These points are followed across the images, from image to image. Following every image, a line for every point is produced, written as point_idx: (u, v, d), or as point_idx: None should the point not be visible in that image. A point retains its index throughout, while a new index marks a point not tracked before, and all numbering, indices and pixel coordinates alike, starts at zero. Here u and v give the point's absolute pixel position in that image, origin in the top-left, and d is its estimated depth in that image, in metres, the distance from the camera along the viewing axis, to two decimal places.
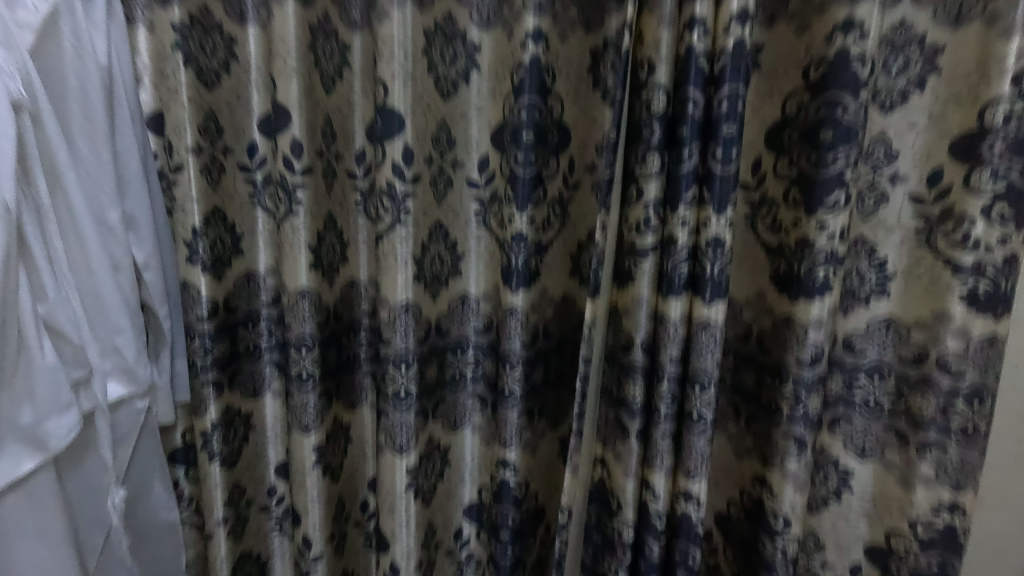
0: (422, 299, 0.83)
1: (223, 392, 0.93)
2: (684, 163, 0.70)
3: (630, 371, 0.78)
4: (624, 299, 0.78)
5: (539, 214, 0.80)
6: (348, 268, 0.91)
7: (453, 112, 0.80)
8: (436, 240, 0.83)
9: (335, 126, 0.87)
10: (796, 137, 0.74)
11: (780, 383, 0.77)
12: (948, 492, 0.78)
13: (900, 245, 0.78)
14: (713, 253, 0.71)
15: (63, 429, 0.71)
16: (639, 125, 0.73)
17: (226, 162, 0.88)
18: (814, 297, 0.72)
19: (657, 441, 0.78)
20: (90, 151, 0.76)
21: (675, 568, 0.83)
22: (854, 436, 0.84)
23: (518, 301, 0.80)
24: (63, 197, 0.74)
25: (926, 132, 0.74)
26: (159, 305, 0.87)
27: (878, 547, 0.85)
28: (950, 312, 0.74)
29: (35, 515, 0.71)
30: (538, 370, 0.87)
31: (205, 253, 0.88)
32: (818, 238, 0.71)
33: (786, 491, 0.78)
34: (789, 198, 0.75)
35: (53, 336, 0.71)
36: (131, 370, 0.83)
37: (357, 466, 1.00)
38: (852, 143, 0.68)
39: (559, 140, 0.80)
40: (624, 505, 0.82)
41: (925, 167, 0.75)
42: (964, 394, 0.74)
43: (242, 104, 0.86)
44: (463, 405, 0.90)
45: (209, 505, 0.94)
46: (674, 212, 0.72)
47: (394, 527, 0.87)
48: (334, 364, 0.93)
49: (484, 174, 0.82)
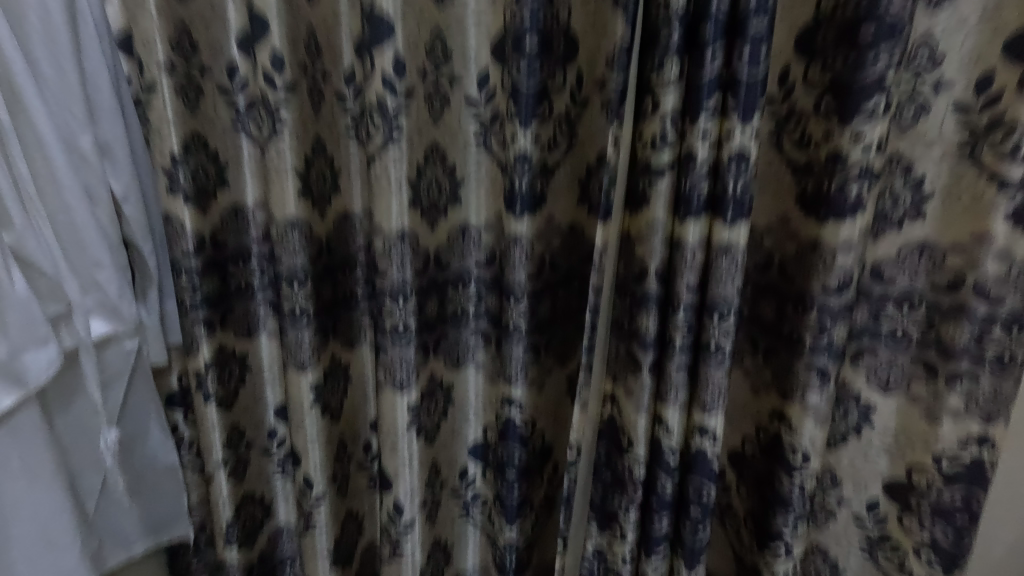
0: (418, 228, 0.78)
1: (215, 332, 0.89)
2: (705, 70, 0.63)
3: (644, 301, 0.73)
4: (637, 224, 0.72)
5: (545, 130, 0.74)
6: (341, 198, 0.87)
7: (448, 19, 0.72)
8: (433, 163, 0.77)
9: (321, 41, 0.79)
10: (831, 38, 0.66)
11: (803, 312, 0.72)
12: (977, 425, 0.74)
13: (939, 162, 0.71)
14: (736, 168, 0.66)
15: (43, 362, 0.67)
16: (656, 27, 0.65)
17: (204, 83, 0.81)
18: (845, 217, 0.67)
19: (672, 374, 0.73)
20: (53, 69, 0.70)
21: (688, 506, 0.80)
22: (879, 368, 0.80)
23: (523, 229, 0.75)
24: (26, 120, 0.68)
25: (977, 31, 0.66)
26: (143, 241, 0.83)
27: (898, 483, 0.82)
28: (992, 233, 0.69)
29: (22, 453, 0.69)
30: (544, 305, 0.82)
31: (186, 183, 0.82)
32: (852, 151, 0.65)
33: (807, 425, 0.75)
34: (821, 108, 0.68)
35: (24, 267, 0.67)
36: (115, 307, 0.78)
37: (357, 408, 0.97)
38: (896, 42, 0.61)
39: (567, 51, 0.73)
40: (635, 442, 0.78)
41: (974, 72, 0.67)
42: (1002, 320, 0.70)
43: (218, 17, 0.78)
44: (465, 342, 0.86)
45: (208, 447, 0.92)
46: (694, 123, 0.65)
47: (397, 466, 0.84)
48: (330, 300, 0.89)
49: (484, 91, 0.75)
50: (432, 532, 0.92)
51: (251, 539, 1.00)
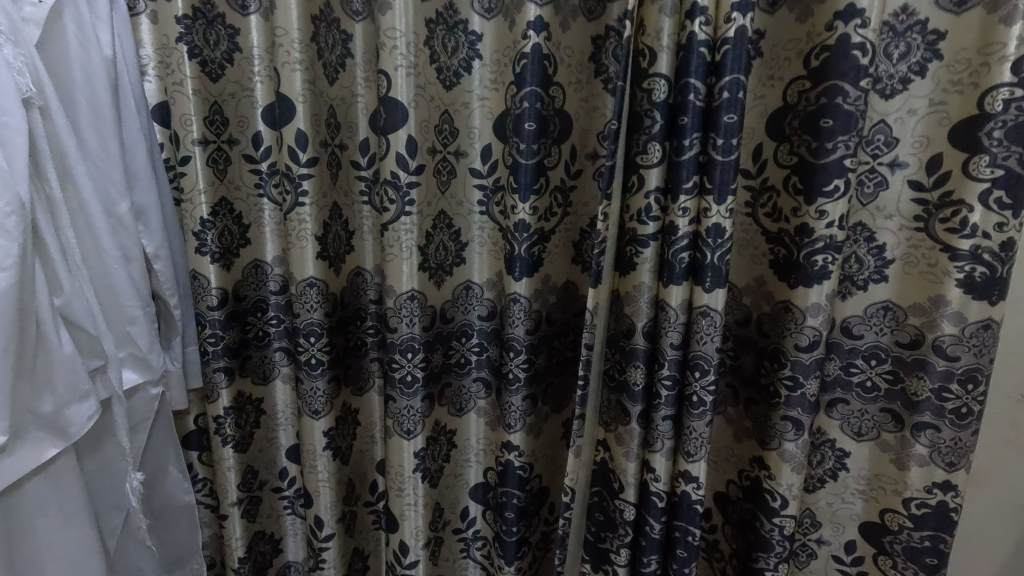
0: (427, 287, 0.84)
1: (234, 377, 0.95)
2: (685, 152, 0.71)
3: (632, 356, 0.80)
4: (626, 286, 0.79)
5: (541, 202, 0.81)
6: (354, 256, 0.93)
7: (455, 103, 0.81)
8: (440, 228, 0.84)
9: (339, 116, 0.88)
10: (797, 122, 0.74)
11: (779, 368, 0.79)
12: (941, 472, 0.80)
13: (898, 231, 0.79)
14: (714, 240, 0.72)
15: (83, 415, 0.73)
16: (640, 114, 0.74)
17: (232, 152, 0.90)
18: (813, 284, 0.74)
19: (658, 424, 0.80)
20: (98, 142, 0.77)
21: (675, 546, 0.85)
22: (852, 418, 0.86)
23: (521, 288, 0.82)
24: (74, 190, 0.75)
25: (927, 118, 0.74)
26: (170, 294, 0.89)
27: (873, 524, 0.87)
28: (946, 296, 0.75)
29: (60, 496, 0.74)
30: (541, 356, 0.89)
31: (214, 243, 0.89)
32: (818, 225, 0.72)
33: (784, 472, 0.80)
34: (789, 185, 0.76)
35: (70, 326, 0.73)
36: (144, 357, 0.85)
37: (365, 449, 1.03)
38: (852, 131, 0.68)
39: (561, 128, 0.81)
40: (625, 486, 0.84)
41: (925, 154, 0.75)
42: (958, 377, 0.76)
43: (246, 95, 0.88)
44: (467, 390, 0.92)
45: (224, 487, 0.96)
46: (674, 200, 0.73)
47: (403, 507, 0.89)
48: (342, 351, 0.95)
49: (487, 164, 0.83)
50: (434, 570, 0.97)
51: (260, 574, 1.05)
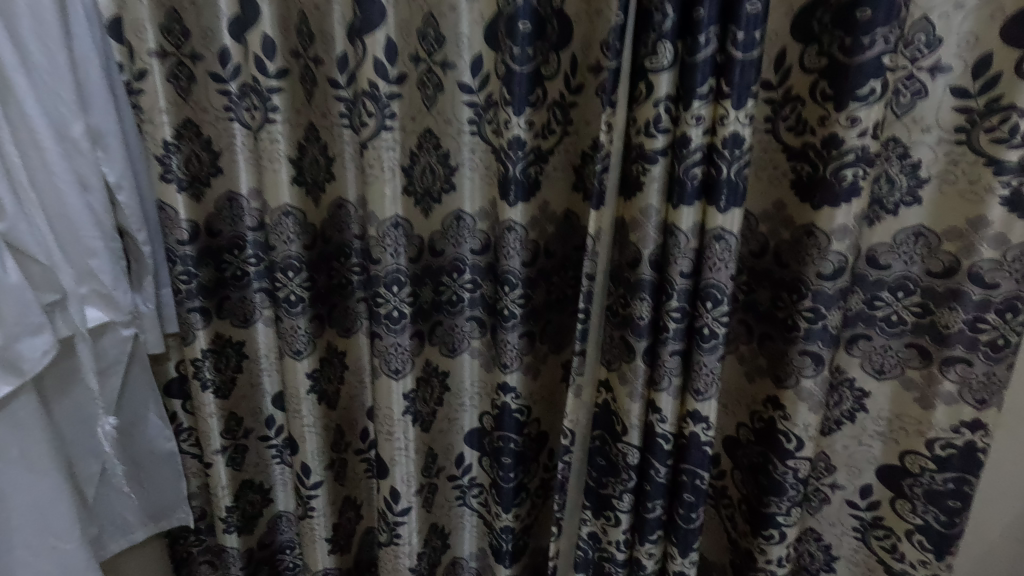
0: (412, 215, 0.78)
1: (211, 319, 0.90)
2: (699, 52, 0.62)
3: (637, 288, 0.73)
4: (631, 210, 0.72)
5: (538, 117, 0.73)
6: (336, 186, 0.85)
7: (440, 4, 0.72)
8: (426, 149, 0.77)
9: (312, 25, 0.78)
10: (828, 18, 0.65)
11: (799, 299, 0.72)
12: (970, 410, 0.74)
13: (936, 146, 0.70)
14: (731, 153, 0.65)
15: (38, 351, 0.67)
16: (649, 10, 0.64)
17: (196, 70, 0.81)
18: (840, 202, 0.66)
19: (665, 361, 0.74)
20: (43, 55, 0.69)
21: (681, 490, 0.80)
22: (873, 355, 0.79)
23: (517, 216, 0.74)
24: (16, 108, 0.67)
25: (975, 13, 0.65)
26: (138, 231, 0.82)
27: (890, 468, 0.82)
28: (987, 218, 0.68)
29: (21, 441, 0.69)
30: (539, 292, 0.83)
31: (180, 170, 0.82)
32: (848, 135, 0.64)
33: (800, 411, 0.75)
34: (816, 92, 0.67)
35: (17, 255, 0.66)
36: (109, 295, 0.79)
37: (354, 396, 0.97)
38: (892, 23, 0.60)
39: (561, 35, 0.72)
40: (629, 428, 0.79)
41: (973, 55, 0.66)
42: (996, 307, 0.70)
43: (208, 6, 0.77)
44: (460, 330, 0.86)
45: (206, 435, 0.92)
46: (687, 108, 0.64)
47: (393, 453, 0.84)
48: (325, 287, 0.89)
49: (478, 77, 0.74)
50: (428, 518, 0.93)
51: (249, 525, 1.01)
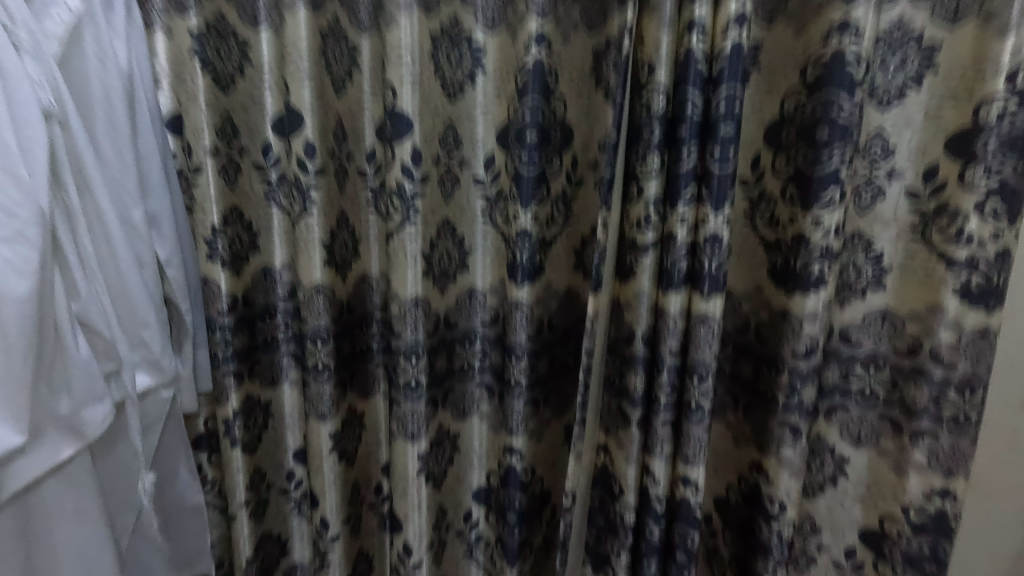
0: (430, 292, 0.87)
1: (244, 381, 0.99)
2: (683, 163, 0.73)
3: (632, 363, 0.81)
4: (625, 293, 0.81)
5: (542, 211, 0.83)
6: (360, 262, 0.95)
7: (459, 113, 0.83)
8: (444, 236, 0.87)
9: (347, 127, 0.90)
10: (794, 134, 0.75)
11: (777, 374, 0.80)
12: (939, 479, 0.81)
13: (895, 239, 0.79)
14: (711, 249, 0.74)
15: (98, 418, 0.76)
16: (639, 125, 0.75)
17: (242, 163, 0.92)
18: (809, 291, 0.75)
19: (657, 430, 0.81)
20: (114, 154, 0.80)
21: (675, 550, 0.86)
22: (850, 424, 0.86)
23: (523, 295, 0.83)
24: (91, 199, 0.77)
25: (923, 128, 0.75)
26: (182, 300, 0.91)
27: (872, 531, 0.88)
28: (944, 305, 0.76)
29: (74, 496, 0.77)
30: (543, 362, 0.91)
31: (224, 250, 0.92)
32: (814, 234, 0.73)
33: (782, 477, 0.82)
34: (786, 194, 0.77)
35: (86, 331, 0.75)
36: (157, 361, 0.87)
37: (370, 451, 1.05)
38: (847, 142, 0.70)
39: (562, 140, 0.83)
40: (625, 489, 0.85)
41: (922, 163, 0.76)
42: (955, 384, 0.77)
43: (255, 106, 0.89)
44: (471, 394, 0.94)
45: (233, 489, 0.98)
46: (673, 209, 0.74)
47: (407, 509, 0.91)
48: (346, 355, 0.98)
49: (490, 172, 0.85)
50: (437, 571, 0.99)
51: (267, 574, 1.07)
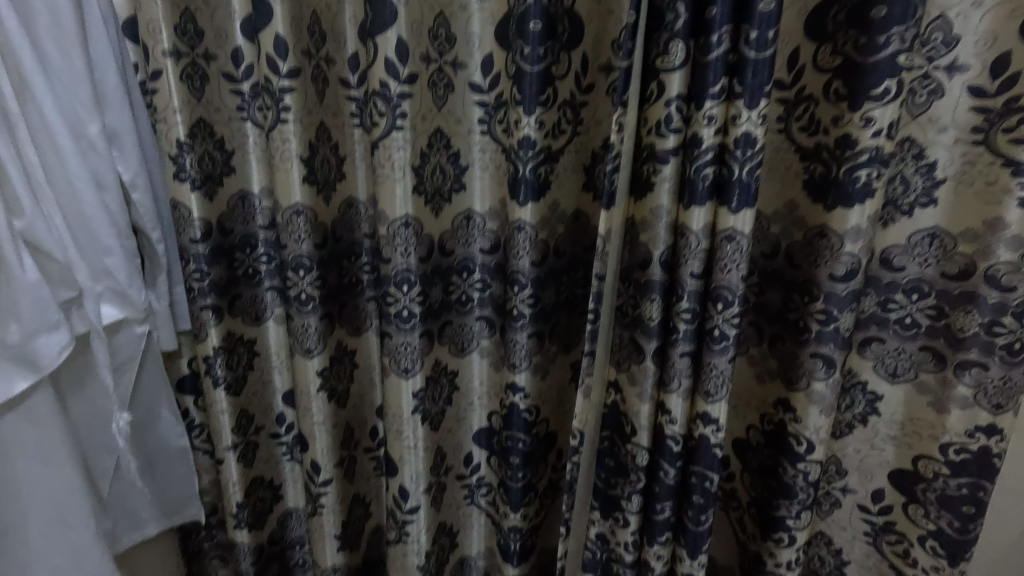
0: (422, 213, 0.79)
1: (223, 317, 0.91)
2: (712, 52, 0.62)
3: (647, 289, 0.73)
4: (641, 211, 0.71)
5: (548, 117, 0.73)
6: (346, 184, 0.86)
7: (451, 4, 0.72)
8: (437, 148, 0.77)
9: (324, 26, 0.78)
10: (841, 23, 0.65)
11: (810, 300, 0.72)
12: (985, 415, 0.73)
13: (951, 146, 0.69)
14: (742, 153, 0.65)
15: (55, 347, 0.68)
16: (661, 9, 0.64)
17: (209, 70, 0.81)
18: (853, 204, 0.66)
19: (675, 362, 0.73)
20: (60, 56, 0.70)
21: (691, 493, 0.79)
22: (886, 358, 0.79)
23: (527, 215, 0.75)
24: (34, 105, 0.68)
25: (994, 11, 0.64)
26: (152, 228, 0.84)
27: (903, 472, 0.81)
28: (1005, 219, 0.68)
29: (38, 436, 0.70)
30: (548, 293, 0.83)
31: (194, 170, 0.83)
32: (862, 135, 0.64)
33: (811, 414, 0.74)
34: (831, 92, 0.66)
35: (36, 254, 0.68)
36: (124, 293, 0.80)
37: (365, 392, 0.98)
38: (909, 23, 0.59)
39: (571, 36, 0.73)
40: (638, 429, 0.78)
41: (991, 54, 0.65)
42: (1012, 310, 0.69)
43: (223, 5, 0.78)
44: (469, 329, 0.86)
45: (218, 430, 0.93)
46: (699, 108, 0.64)
47: (403, 450, 0.85)
48: (334, 287, 0.90)
49: (488, 76, 0.74)
50: (437, 516, 0.94)
51: (260, 521, 1.02)
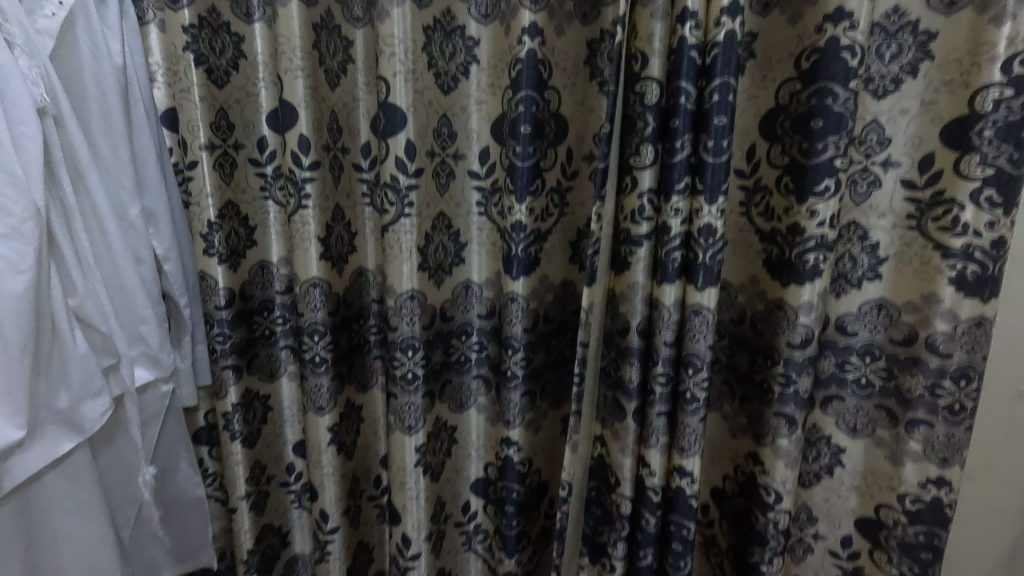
0: (426, 287, 0.87)
1: (242, 375, 0.98)
2: (677, 154, 0.72)
3: (627, 354, 0.81)
4: (620, 285, 0.80)
5: (538, 203, 0.83)
6: (356, 256, 0.96)
7: (453, 106, 0.83)
8: (439, 229, 0.87)
9: (341, 120, 0.90)
10: (787, 127, 0.75)
11: (772, 364, 0.81)
12: (935, 468, 0.80)
13: (892, 228, 0.80)
14: (706, 240, 0.74)
15: (97, 411, 0.77)
16: (633, 116, 0.75)
17: (238, 157, 0.92)
18: (805, 282, 0.75)
19: (653, 421, 0.81)
20: (109, 149, 0.80)
21: (670, 541, 0.86)
22: (846, 413, 0.87)
23: (519, 288, 0.84)
24: (87, 194, 0.77)
25: (919, 118, 0.75)
26: (179, 294, 0.92)
27: (867, 520, 0.88)
28: (939, 295, 0.76)
29: (76, 490, 0.78)
30: (539, 354, 0.91)
31: (220, 245, 0.92)
32: (809, 225, 0.73)
33: (778, 467, 0.82)
34: (782, 184, 0.77)
35: (84, 327, 0.76)
36: (156, 356, 0.88)
37: (369, 445, 1.05)
38: (842, 133, 0.70)
39: (557, 131, 0.83)
40: (622, 481, 0.85)
41: (918, 153, 0.76)
42: (951, 373, 0.77)
43: (252, 101, 0.89)
44: (467, 387, 0.94)
45: (233, 481, 0.99)
46: (667, 201, 0.74)
47: (405, 501, 0.92)
48: (345, 348, 0.99)
49: (485, 166, 0.85)
50: (436, 563, 1.00)
51: (268, 567, 1.08)
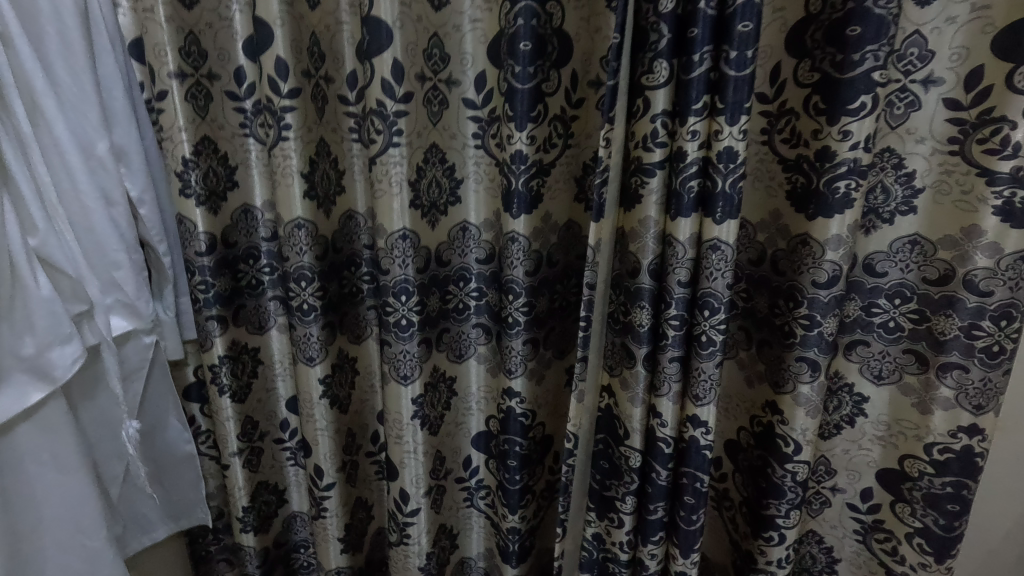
0: (421, 227, 0.81)
1: (228, 327, 0.93)
2: (694, 70, 0.65)
3: (637, 297, 0.75)
4: (630, 221, 0.74)
5: (540, 132, 0.75)
6: (345, 198, 0.89)
7: (445, 25, 0.75)
8: (432, 163, 0.80)
9: (323, 46, 0.82)
10: (818, 40, 0.67)
11: (795, 306, 0.74)
12: (967, 415, 0.75)
13: (930, 155, 0.72)
14: (726, 166, 0.67)
15: (69, 359, 0.71)
16: (645, 28, 0.67)
17: (213, 89, 0.84)
18: (834, 214, 0.68)
19: (665, 367, 0.76)
20: (70, 79, 0.72)
21: (682, 493, 0.82)
22: (872, 359, 0.81)
23: (520, 227, 0.77)
24: (45, 127, 0.70)
25: (967, 27, 0.67)
26: (158, 241, 0.86)
27: (890, 472, 0.83)
28: (981, 227, 0.69)
29: (52, 444, 0.73)
30: (542, 299, 0.85)
31: (199, 186, 0.87)
32: (840, 148, 0.66)
33: (798, 415, 0.77)
34: (809, 105, 0.69)
35: (49, 270, 0.71)
36: (133, 305, 0.83)
37: (365, 399, 1.01)
38: (881, 41, 0.62)
39: (560, 51, 0.75)
40: (631, 432, 0.81)
41: (964, 68, 0.68)
42: (991, 313, 0.71)
43: (225, 26, 0.82)
44: (465, 337, 0.89)
45: (223, 438, 0.95)
46: (683, 123, 0.67)
47: (403, 455, 0.88)
48: (335, 296, 0.93)
49: (482, 94, 0.78)
50: (437, 519, 0.96)
51: (265, 525, 1.05)
